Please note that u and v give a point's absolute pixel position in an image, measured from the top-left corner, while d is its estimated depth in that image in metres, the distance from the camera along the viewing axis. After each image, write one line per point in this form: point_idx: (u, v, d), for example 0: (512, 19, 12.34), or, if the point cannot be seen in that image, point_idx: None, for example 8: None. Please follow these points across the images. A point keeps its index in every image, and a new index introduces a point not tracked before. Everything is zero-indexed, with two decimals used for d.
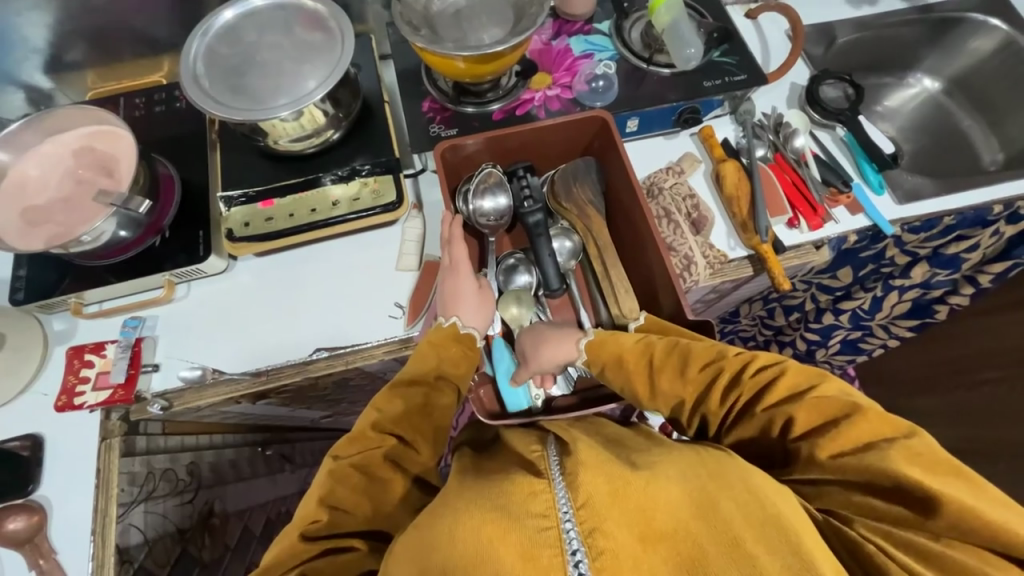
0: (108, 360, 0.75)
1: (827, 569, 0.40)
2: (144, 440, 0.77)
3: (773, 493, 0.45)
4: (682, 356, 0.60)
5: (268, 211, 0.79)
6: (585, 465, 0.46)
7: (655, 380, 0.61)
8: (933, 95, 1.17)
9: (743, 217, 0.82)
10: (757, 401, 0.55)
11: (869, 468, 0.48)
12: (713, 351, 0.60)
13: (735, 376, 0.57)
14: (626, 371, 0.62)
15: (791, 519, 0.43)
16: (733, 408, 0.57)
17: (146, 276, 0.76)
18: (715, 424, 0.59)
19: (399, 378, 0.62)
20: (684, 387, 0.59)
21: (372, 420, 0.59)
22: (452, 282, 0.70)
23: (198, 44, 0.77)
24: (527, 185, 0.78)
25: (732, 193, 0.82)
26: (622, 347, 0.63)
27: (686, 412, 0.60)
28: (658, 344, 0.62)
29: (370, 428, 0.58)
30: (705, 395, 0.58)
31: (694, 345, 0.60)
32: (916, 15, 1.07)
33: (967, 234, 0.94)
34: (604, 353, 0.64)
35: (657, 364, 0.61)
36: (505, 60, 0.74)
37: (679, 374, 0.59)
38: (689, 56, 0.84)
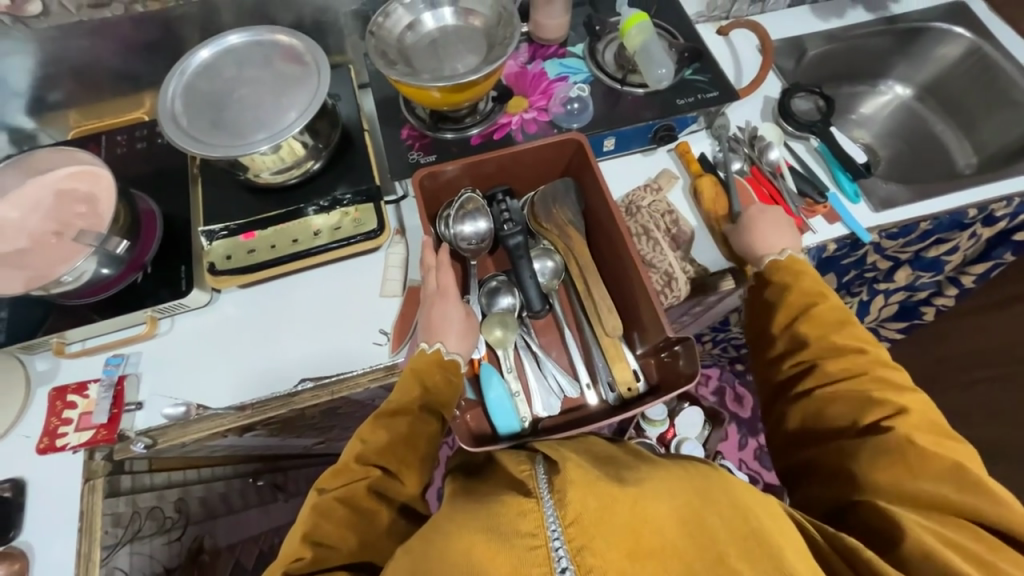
0: (90, 400, 0.75)
1: (801, 571, 0.42)
2: (129, 479, 0.76)
3: (759, 508, 0.45)
4: (841, 320, 0.66)
5: (250, 242, 0.79)
6: (575, 484, 0.45)
7: (797, 321, 0.68)
8: (906, 102, 1.20)
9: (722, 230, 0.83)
10: (877, 387, 0.62)
11: (930, 462, 0.56)
12: (870, 341, 0.65)
13: (870, 362, 0.63)
14: (784, 298, 0.69)
15: (775, 534, 0.43)
16: (851, 376, 0.63)
17: (129, 313, 0.76)
18: (817, 375, 0.65)
19: (383, 407, 0.62)
20: (824, 338, 0.66)
21: (357, 452, 0.58)
22: (434, 308, 0.69)
23: (176, 83, 0.78)
24: (506, 208, 0.79)
25: (710, 207, 0.85)
26: (816, 287, 0.68)
27: (802, 354, 0.67)
28: (832, 300, 0.67)
29: (354, 459, 0.58)
30: (830, 358, 0.65)
31: (857, 325, 0.67)
32: (883, 26, 1.09)
33: (946, 237, 0.95)
34: (779, 275, 0.71)
35: (811, 312, 0.67)
36: (479, 88, 0.75)
37: (829, 333, 0.66)
38: (661, 75, 0.85)
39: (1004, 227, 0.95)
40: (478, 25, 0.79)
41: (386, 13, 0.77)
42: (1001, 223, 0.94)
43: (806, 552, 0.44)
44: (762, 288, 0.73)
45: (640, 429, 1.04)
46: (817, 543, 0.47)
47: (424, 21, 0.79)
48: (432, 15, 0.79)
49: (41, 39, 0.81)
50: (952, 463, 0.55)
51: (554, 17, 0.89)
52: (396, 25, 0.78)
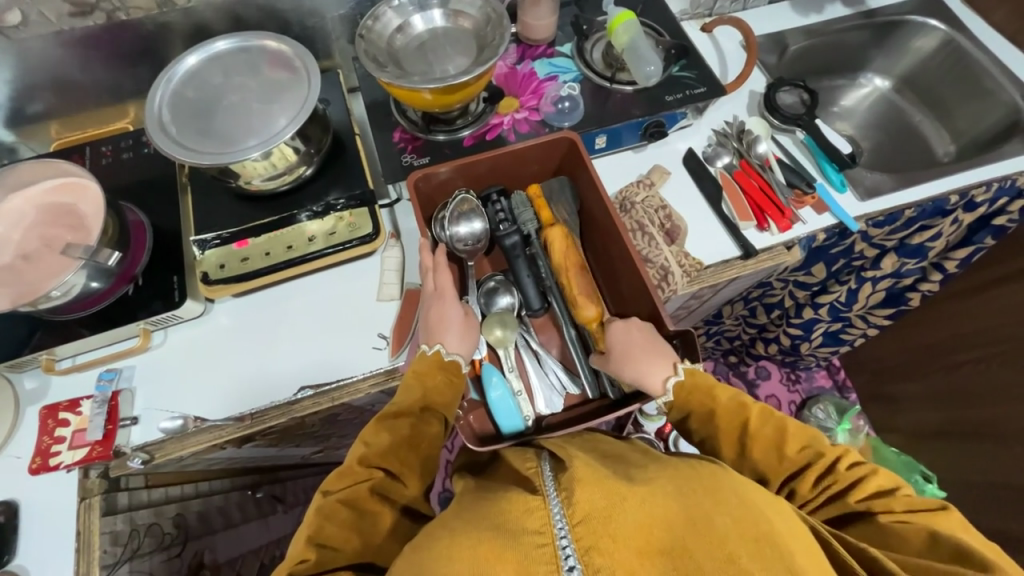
0: (83, 417, 0.73)
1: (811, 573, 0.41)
2: (126, 495, 0.74)
3: (769, 508, 0.45)
4: (778, 429, 0.60)
5: (243, 251, 0.78)
6: (582, 482, 0.45)
7: (745, 446, 0.60)
8: (884, 93, 1.23)
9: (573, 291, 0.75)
10: (848, 493, 0.57)
11: (910, 540, 0.52)
12: (811, 434, 0.60)
13: (832, 463, 0.58)
14: (716, 430, 0.61)
15: (786, 536, 0.43)
16: (826, 494, 0.58)
17: (119, 326, 0.75)
18: (796, 501, 0.58)
19: (387, 410, 0.61)
20: (779, 461, 0.58)
21: (360, 454, 0.58)
22: (434, 309, 0.69)
23: (162, 91, 0.76)
24: (502, 208, 0.79)
25: (561, 263, 0.75)
26: (717, 401, 0.61)
27: (772, 485, 0.59)
28: (757, 409, 0.61)
29: (358, 462, 0.57)
30: (794, 477, 0.58)
31: (790, 421, 0.61)
32: (861, 20, 1.12)
33: (930, 223, 0.98)
34: (693, 403, 0.63)
35: (751, 432, 0.60)
36: (470, 89, 0.75)
37: (776, 447, 0.59)
38: (649, 73, 0.86)
39: (984, 212, 0.98)
40: (467, 27, 0.79)
41: (375, 16, 0.76)
42: (981, 208, 0.97)
43: (813, 546, 0.45)
44: (683, 421, 0.65)
45: (638, 424, 1.06)
46: (836, 552, 0.47)
47: (414, 23, 0.78)
48: (421, 17, 0.78)
49: (20, 49, 0.80)
50: (925, 533, 0.52)
51: (542, 18, 0.89)
52: (385, 28, 0.77)
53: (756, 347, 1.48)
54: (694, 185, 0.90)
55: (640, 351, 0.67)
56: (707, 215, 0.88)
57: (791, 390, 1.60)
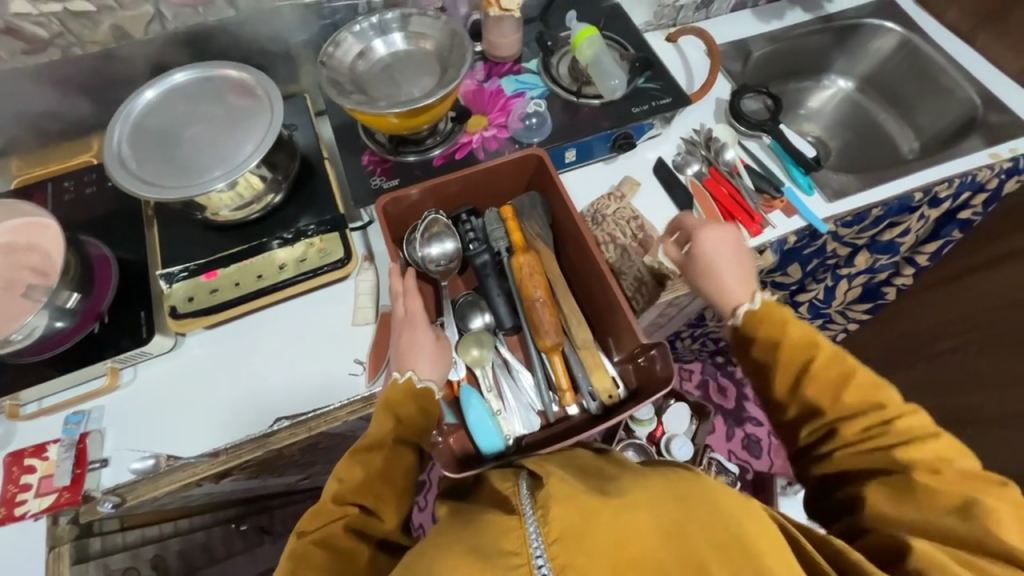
0: (50, 462, 0.70)
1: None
2: (99, 540, 0.73)
3: (742, 513, 0.43)
4: (844, 374, 0.60)
5: (212, 282, 0.77)
6: (557, 500, 0.44)
7: (800, 381, 0.61)
8: (848, 94, 1.25)
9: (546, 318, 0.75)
10: (897, 447, 0.56)
11: (948, 506, 0.51)
12: (879, 388, 0.59)
13: (890, 416, 0.58)
14: (774, 359, 0.62)
15: (758, 542, 0.42)
16: (872, 441, 0.58)
17: (87, 365, 0.73)
18: (835, 441, 0.59)
19: (358, 444, 0.60)
20: (833, 401, 0.60)
21: (333, 492, 0.57)
22: (405, 335, 0.68)
23: (119, 129, 0.74)
24: (472, 227, 0.79)
25: (529, 286, 0.75)
26: (788, 335, 0.62)
27: (817, 420, 0.61)
28: (828, 351, 0.61)
29: (331, 500, 0.56)
30: (844, 416, 0.59)
31: (862, 371, 0.60)
32: (820, 25, 1.15)
33: (898, 219, 0.99)
34: (760, 331, 0.63)
35: (812, 371, 0.61)
36: (435, 111, 0.75)
37: (835, 387, 0.60)
38: (614, 86, 0.88)
39: (948, 207, 1.01)
40: (429, 48, 0.79)
41: (335, 43, 0.76)
42: (945, 203, 0.99)
43: (787, 550, 0.43)
44: (744, 346, 0.66)
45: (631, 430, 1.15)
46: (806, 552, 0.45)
47: (375, 48, 0.78)
48: (382, 42, 0.78)
49: None
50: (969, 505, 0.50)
51: (507, 35, 0.89)
52: (346, 54, 0.77)
53: None
54: (665, 195, 0.91)
55: (721, 273, 0.69)
56: None
57: None
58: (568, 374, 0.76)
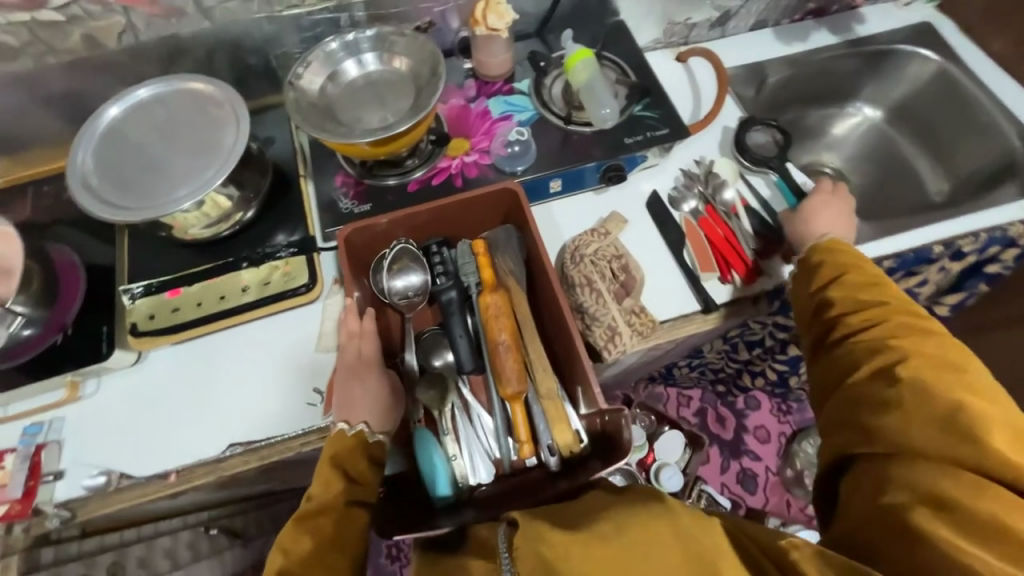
0: (6, 471, 0.71)
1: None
2: (55, 546, 0.77)
3: (695, 528, 0.48)
4: (872, 284, 0.67)
5: (174, 300, 0.76)
6: (529, 537, 0.50)
7: (825, 289, 0.69)
8: (875, 124, 1.16)
9: (506, 366, 0.70)
10: (901, 345, 0.61)
11: (934, 402, 0.55)
12: (900, 300, 0.65)
13: (902, 324, 0.63)
14: (815, 269, 0.72)
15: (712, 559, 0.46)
16: (874, 341, 0.63)
17: (45, 379, 0.73)
18: (842, 330, 0.66)
19: (305, 507, 0.58)
20: (851, 300, 0.67)
21: (280, 565, 0.55)
22: (355, 377, 0.66)
23: (83, 149, 0.73)
24: (440, 260, 0.75)
25: (493, 329, 0.71)
26: (836, 255, 0.71)
27: (830, 313, 0.68)
28: (861, 270, 0.69)
29: (277, 575, 0.55)
30: (856, 314, 0.66)
31: (891, 286, 0.67)
32: (848, 49, 1.06)
33: (915, 270, 0.91)
34: (818, 254, 0.73)
35: (842, 279, 0.69)
36: (407, 138, 0.72)
37: (857, 291, 0.67)
38: (605, 115, 0.83)
39: (974, 261, 0.91)
40: (404, 69, 0.75)
41: (305, 64, 0.73)
42: (969, 257, 0.90)
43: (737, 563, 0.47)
44: (801, 269, 0.73)
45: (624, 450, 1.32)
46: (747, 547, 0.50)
47: (346, 70, 0.74)
48: (354, 62, 0.75)
49: None
50: (956, 403, 0.53)
51: (497, 54, 0.86)
52: (317, 74, 0.73)
53: (743, 379, 1.42)
54: (654, 233, 0.85)
55: (820, 220, 0.78)
56: (668, 265, 0.83)
57: (782, 420, 1.56)
58: (530, 426, 0.71)
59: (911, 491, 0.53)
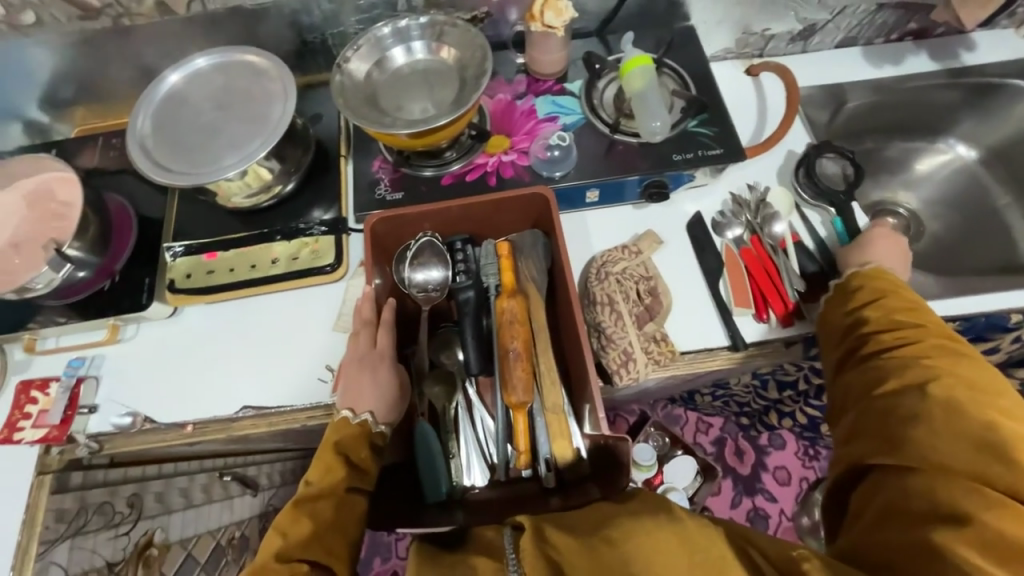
0: (49, 398, 0.78)
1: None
2: (81, 475, 0.81)
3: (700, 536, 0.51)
4: (908, 304, 0.63)
5: (211, 263, 0.80)
6: (537, 541, 0.54)
7: (863, 306, 0.65)
8: (968, 165, 1.01)
9: (512, 376, 0.69)
10: (934, 364, 0.58)
11: (964, 424, 0.53)
12: (934, 320, 0.62)
13: (937, 343, 0.59)
14: (848, 287, 0.67)
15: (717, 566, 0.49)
16: (908, 361, 0.59)
17: (90, 320, 0.79)
18: (872, 345, 0.62)
19: (303, 492, 0.59)
20: (885, 318, 0.63)
21: (278, 548, 0.55)
22: (361, 365, 0.67)
23: (144, 113, 0.77)
24: (463, 259, 0.75)
25: (506, 336, 0.69)
26: (872, 274, 0.67)
27: (859, 329, 0.64)
28: (895, 288, 0.65)
29: (274, 557, 0.55)
30: (889, 331, 0.62)
31: (925, 307, 0.63)
32: (947, 78, 0.95)
33: (986, 337, 0.81)
34: (858, 279, 0.68)
35: (878, 297, 0.64)
36: (446, 132, 0.70)
37: (891, 310, 0.63)
38: (655, 128, 0.78)
39: None
40: (451, 60, 0.73)
41: (354, 48, 0.73)
42: None
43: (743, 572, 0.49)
44: (836, 292, 0.68)
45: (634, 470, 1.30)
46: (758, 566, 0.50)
47: (394, 57, 0.74)
48: (402, 50, 0.74)
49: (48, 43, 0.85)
50: (987, 425, 0.52)
51: (552, 52, 0.82)
52: (365, 59, 0.73)
53: (770, 417, 1.34)
54: (689, 258, 0.80)
55: (872, 246, 0.72)
56: (700, 295, 0.78)
57: (806, 465, 1.47)
58: (530, 440, 0.69)
59: (936, 509, 0.51)
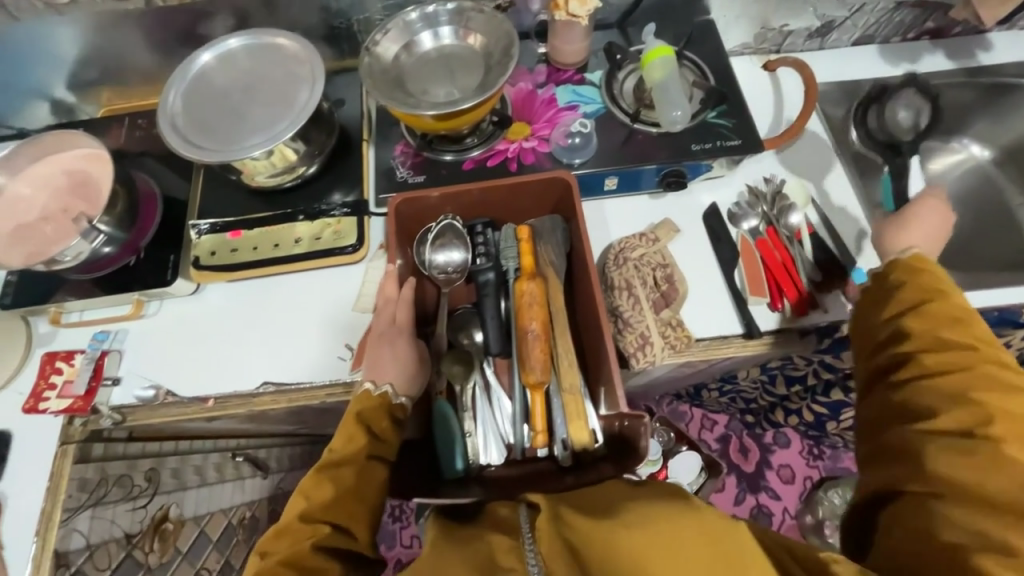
0: (74, 369, 0.79)
1: None
2: (102, 447, 0.81)
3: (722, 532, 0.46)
4: (957, 318, 0.57)
5: (234, 241, 0.81)
6: (547, 527, 0.52)
7: (901, 318, 0.59)
8: (982, 165, 1.03)
9: (530, 356, 0.70)
10: (982, 393, 0.53)
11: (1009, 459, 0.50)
12: (987, 338, 0.56)
13: (988, 368, 0.54)
14: (889, 293, 0.61)
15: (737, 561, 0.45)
16: (951, 387, 0.55)
17: (115, 294, 0.80)
18: (912, 366, 0.57)
19: (326, 458, 0.60)
20: (929, 334, 0.57)
21: (301, 510, 0.57)
22: (384, 342, 0.68)
23: (175, 90, 0.78)
24: (483, 241, 0.76)
25: (525, 317, 0.71)
26: (921, 278, 0.60)
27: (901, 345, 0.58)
28: (946, 297, 0.58)
29: (298, 519, 0.56)
30: (933, 351, 0.56)
31: (977, 321, 0.57)
32: (964, 77, 0.96)
33: (996, 332, 0.82)
34: (897, 279, 0.61)
35: (924, 308, 0.58)
36: (471, 115, 0.71)
37: (938, 326, 0.57)
38: (676, 117, 0.79)
39: None
40: (477, 47, 0.75)
41: (383, 32, 0.74)
42: None
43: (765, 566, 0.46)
44: (873, 292, 0.63)
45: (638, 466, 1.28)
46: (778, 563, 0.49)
47: (421, 41, 0.75)
48: (430, 34, 0.75)
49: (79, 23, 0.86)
50: None
51: (574, 42, 0.84)
52: (393, 42, 0.74)
53: (775, 415, 1.35)
54: (705, 247, 0.81)
55: (907, 236, 0.66)
56: (715, 283, 0.79)
57: (810, 464, 1.47)
58: (546, 419, 0.71)
59: (976, 542, 0.48)
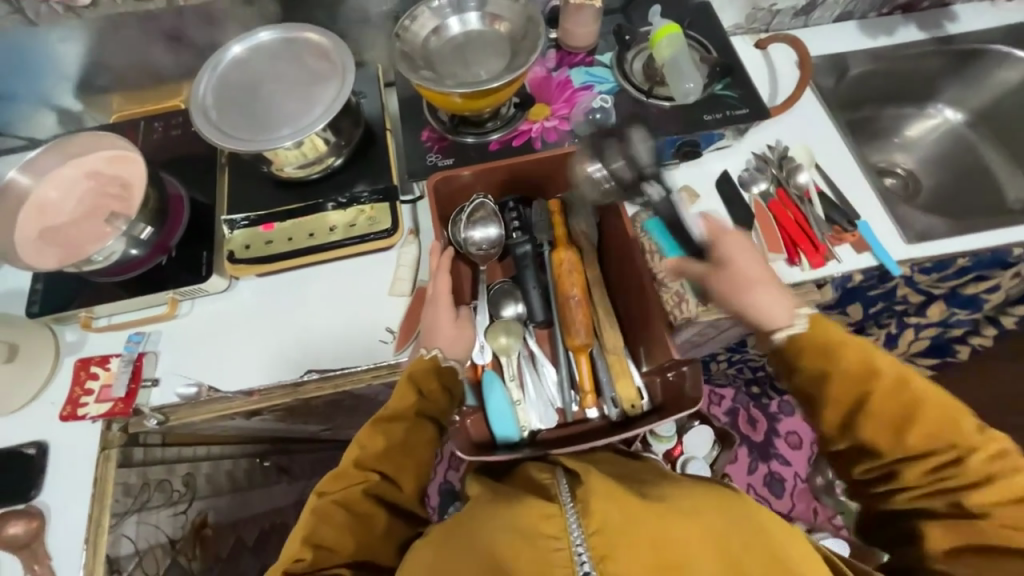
0: (111, 372, 0.79)
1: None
2: (142, 451, 0.79)
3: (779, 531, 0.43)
4: (903, 406, 0.56)
5: (268, 234, 0.82)
6: (597, 494, 0.45)
7: (852, 420, 0.58)
8: (956, 127, 1.11)
9: (575, 318, 0.74)
10: (957, 464, 0.55)
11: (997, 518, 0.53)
12: (935, 403, 0.56)
13: (954, 445, 0.55)
14: (825, 393, 0.59)
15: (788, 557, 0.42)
16: (928, 472, 0.56)
17: (150, 294, 0.80)
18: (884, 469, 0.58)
19: (380, 413, 0.61)
20: (889, 438, 0.57)
21: (356, 458, 0.58)
22: (433, 313, 0.70)
23: (206, 81, 0.79)
24: (517, 217, 0.80)
25: (565, 283, 0.75)
26: (850, 374, 0.57)
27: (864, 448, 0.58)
28: (883, 385, 0.56)
29: (352, 464, 0.58)
30: (898, 450, 0.57)
31: (920, 390, 0.56)
32: (935, 46, 1.04)
33: (987, 275, 0.89)
34: (808, 365, 0.59)
35: (867, 408, 0.57)
36: (500, 94, 0.75)
37: (893, 423, 0.56)
38: (687, 90, 0.84)
39: None
40: (503, 31, 0.78)
41: (412, 17, 0.77)
42: None
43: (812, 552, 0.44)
44: (790, 377, 0.61)
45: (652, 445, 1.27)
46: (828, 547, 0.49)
47: (450, 26, 0.78)
48: (457, 20, 0.78)
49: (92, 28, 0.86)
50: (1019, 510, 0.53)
51: (584, 25, 0.88)
52: (421, 29, 0.77)
53: None
54: (722, 210, 0.86)
55: (743, 281, 0.63)
56: None
57: None
58: (592, 377, 0.75)
59: None
